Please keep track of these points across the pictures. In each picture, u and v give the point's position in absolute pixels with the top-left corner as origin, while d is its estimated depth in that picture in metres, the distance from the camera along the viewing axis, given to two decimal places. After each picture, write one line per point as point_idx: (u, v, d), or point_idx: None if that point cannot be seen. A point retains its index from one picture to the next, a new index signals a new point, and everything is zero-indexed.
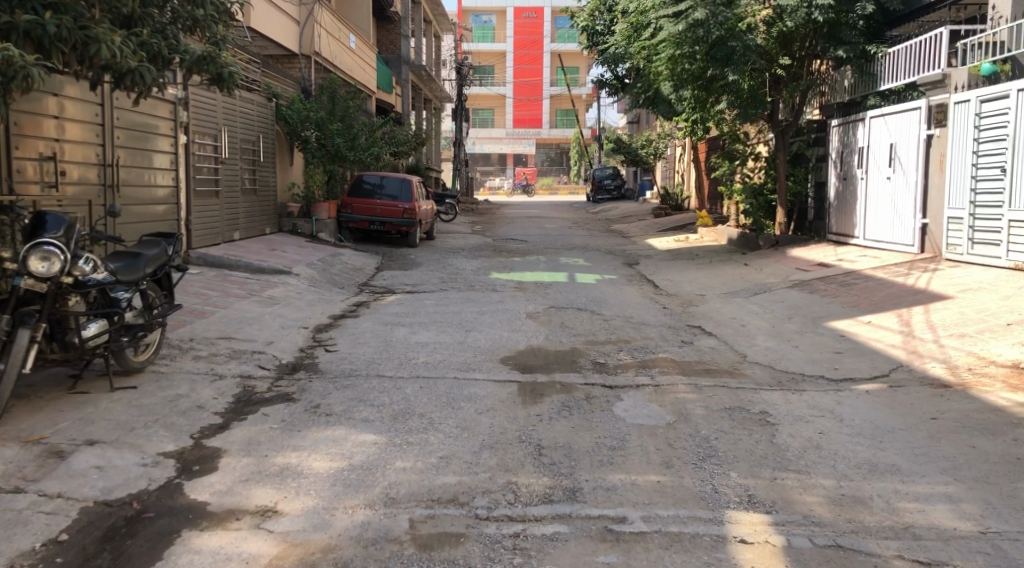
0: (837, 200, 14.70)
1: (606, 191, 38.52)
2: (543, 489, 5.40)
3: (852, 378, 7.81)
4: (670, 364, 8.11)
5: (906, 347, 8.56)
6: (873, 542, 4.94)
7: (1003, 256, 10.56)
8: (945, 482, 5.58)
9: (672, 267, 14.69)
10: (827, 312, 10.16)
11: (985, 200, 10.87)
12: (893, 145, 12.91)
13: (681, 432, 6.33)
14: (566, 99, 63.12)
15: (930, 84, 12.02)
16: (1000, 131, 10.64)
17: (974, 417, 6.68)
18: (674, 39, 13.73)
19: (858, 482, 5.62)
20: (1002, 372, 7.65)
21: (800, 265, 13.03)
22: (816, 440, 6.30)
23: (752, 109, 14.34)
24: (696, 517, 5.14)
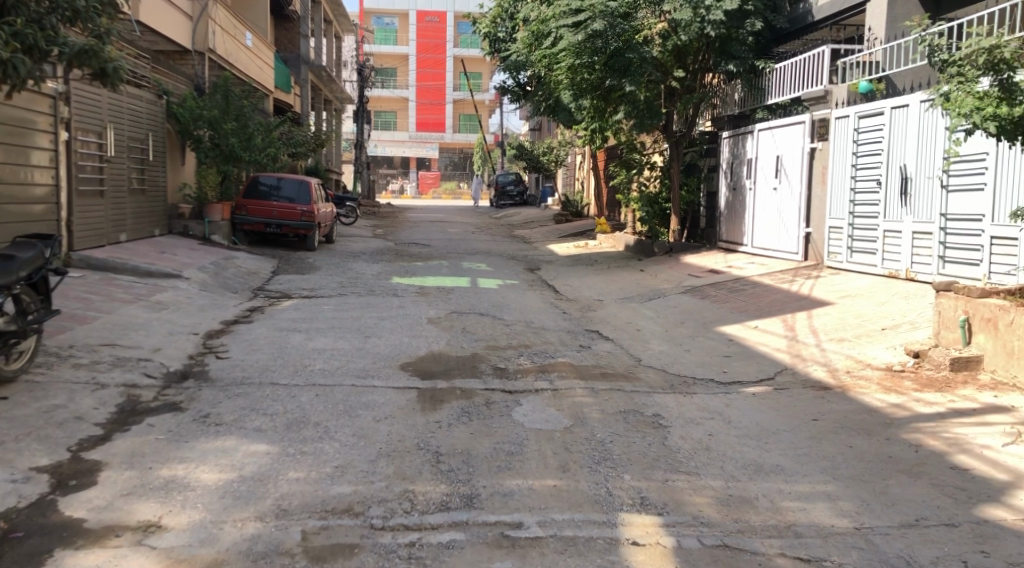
0: (727, 209, 15.18)
1: (509, 196, 38.70)
2: (440, 496, 5.42)
3: (741, 381, 8.10)
4: (569, 368, 8.24)
5: (791, 351, 8.92)
6: (757, 541, 5.13)
7: (878, 264, 11.10)
8: (825, 481, 5.85)
9: (572, 272, 14.92)
10: (719, 317, 10.50)
11: (863, 211, 11.42)
12: (779, 157, 13.42)
13: (578, 436, 6.45)
14: (469, 104, 63.47)
15: (812, 100, 12.49)
16: (876, 146, 11.16)
17: (851, 418, 7.01)
18: (573, 49, 13.93)
19: (745, 482, 5.84)
20: (877, 374, 8.06)
21: (694, 271, 13.44)
22: (706, 442, 6.51)
23: (649, 120, 14.62)
24: (591, 520, 5.24)
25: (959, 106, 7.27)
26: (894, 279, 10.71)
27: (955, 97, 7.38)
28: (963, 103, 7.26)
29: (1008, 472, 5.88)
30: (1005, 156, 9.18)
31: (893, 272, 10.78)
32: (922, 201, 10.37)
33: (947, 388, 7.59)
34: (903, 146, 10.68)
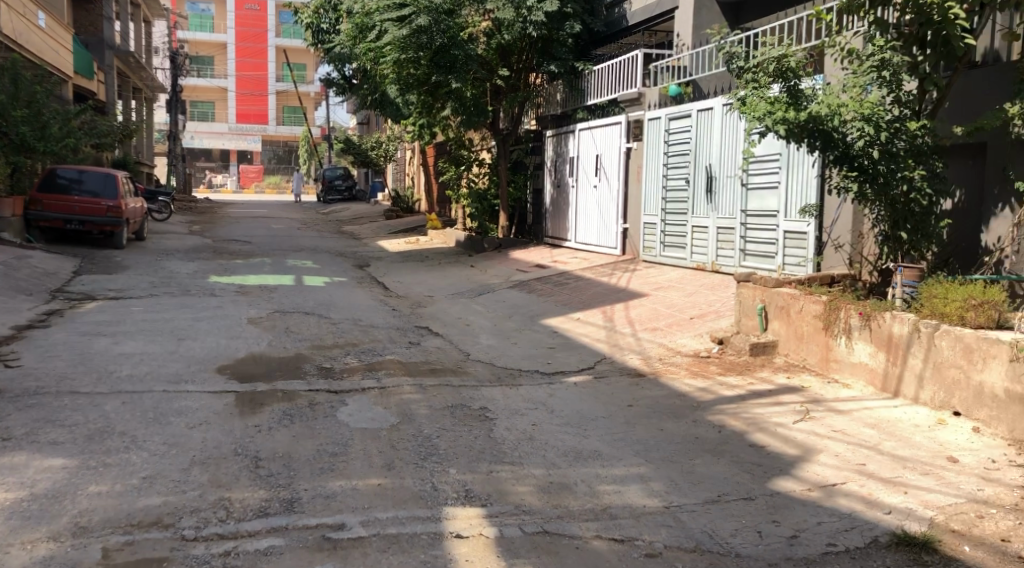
0: (552, 206, 15.74)
1: (336, 191, 38.09)
2: (259, 502, 5.37)
3: (563, 370, 8.41)
4: (396, 366, 8.30)
5: (610, 341, 9.33)
6: (576, 525, 5.33)
7: (688, 257, 11.85)
8: (639, 464, 6.17)
9: (402, 268, 14.95)
10: (544, 310, 10.82)
11: (674, 208, 12.10)
12: (598, 156, 14.06)
13: (404, 433, 6.53)
14: (292, 96, 62.22)
15: (627, 101, 13.22)
16: (685, 146, 11.83)
17: (664, 402, 7.42)
18: (398, 43, 13.93)
19: (565, 469, 6.08)
20: (686, 361, 8.64)
21: (521, 266, 13.77)
22: (529, 432, 6.73)
23: (476, 117, 14.85)
24: (415, 516, 5.33)
25: (754, 111, 8.23)
26: (702, 271, 11.49)
27: (751, 101, 8.35)
28: (756, 108, 8.21)
29: (798, 447, 6.41)
30: (794, 159, 9.96)
31: (701, 264, 11.57)
32: (725, 198, 11.09)
33: (747, 370, 8.31)
34: (708, 147, 11.37)
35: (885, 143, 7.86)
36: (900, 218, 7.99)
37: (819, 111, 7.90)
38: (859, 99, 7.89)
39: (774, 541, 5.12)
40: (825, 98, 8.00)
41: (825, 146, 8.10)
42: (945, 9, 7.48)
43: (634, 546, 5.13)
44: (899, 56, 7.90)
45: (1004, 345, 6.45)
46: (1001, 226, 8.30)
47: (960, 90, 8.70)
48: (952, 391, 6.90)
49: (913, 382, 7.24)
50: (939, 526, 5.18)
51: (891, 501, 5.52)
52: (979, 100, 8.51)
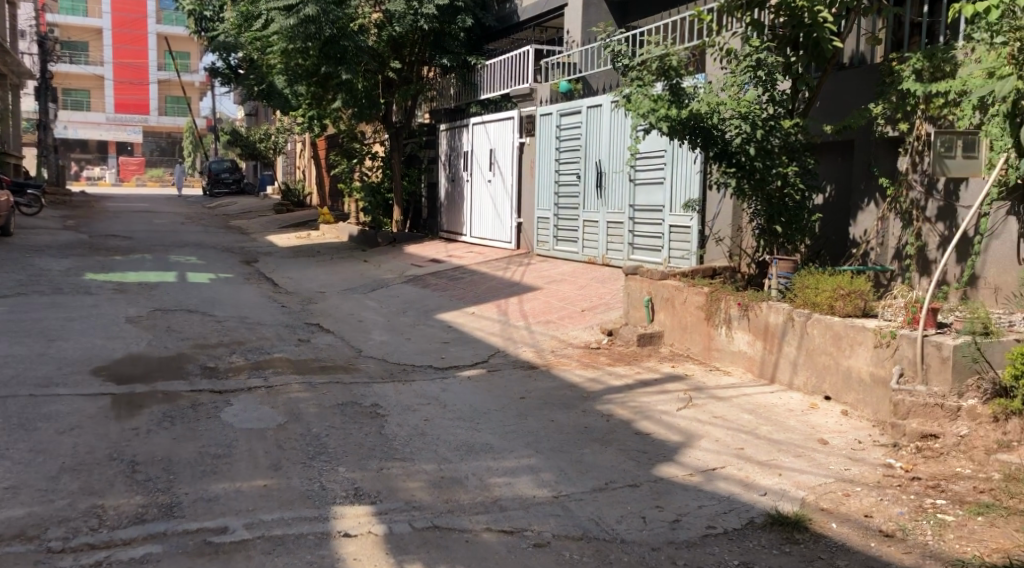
0: (446, 200, 15.76)
1: (222, 183, 37.05)
2: (135, 508, 5.20)
3: (456, 365, 8.41)
4: (286, 364, 8.15)
5: (503, 334, 9.39)
6: (465, 519, 5.33)
7: (579, 250, 12.04)
8: (529, 455, 6.22)
9: (292, 264, 14.68)
10: (437, 304, 10.80)
11: (565, 202, 12.26)
12: (492, 150, 14.15)
13: (291, 432, 6.42)
14: (175, 85, 60.39)
15: (520, 97, 13.38)
16: (575, 142, 12.00)
17: (555, 394, 7.51)
18: (285, 33, 13.64)
19: (455, 463, 6.08)
20: (577, 352, 8.78)
21: (415, 261, 13.71)
22: (421, 427, 6.71)
23: (367, 110, 14.70)
24: (301, 517, 5.25)
25: (638, 108, 8.35)
26: (593, 264, 11.71)
27: (635, 99, 8.46)
28: (641, 105, 8.34)
29: (681, 434, 6.59)
30: (678, 155, 10.23)
31: (592, 258, 11.77)
32: (613, 193, 11.31)
33: (634, 360, 8.48)
34: (597, 142, 11.56)
35: (761, 140, 8.14)
36: (776, 213, 8.34)
37: (699, 110, 8.13)
38: (736, 98, 8.20)
39: (657, 526, 5.24)
40: (705, 96, 8.30)
41: (705, 144, 8.35)
42: (814, 12, 7.83)
43: (522, 536, 5.16)
44: (773, 56, 8.23)
45: (869, 332, 6.82)
46: (867, 220, 8.74)
47: (830, 91, 9.13)
48: (824, 376, 7.22)
49: (787, 368, 7.54)
50: (809, 505, 5.41)
51: (765, 483, 5.74)
52: (847, 99, 8.93)
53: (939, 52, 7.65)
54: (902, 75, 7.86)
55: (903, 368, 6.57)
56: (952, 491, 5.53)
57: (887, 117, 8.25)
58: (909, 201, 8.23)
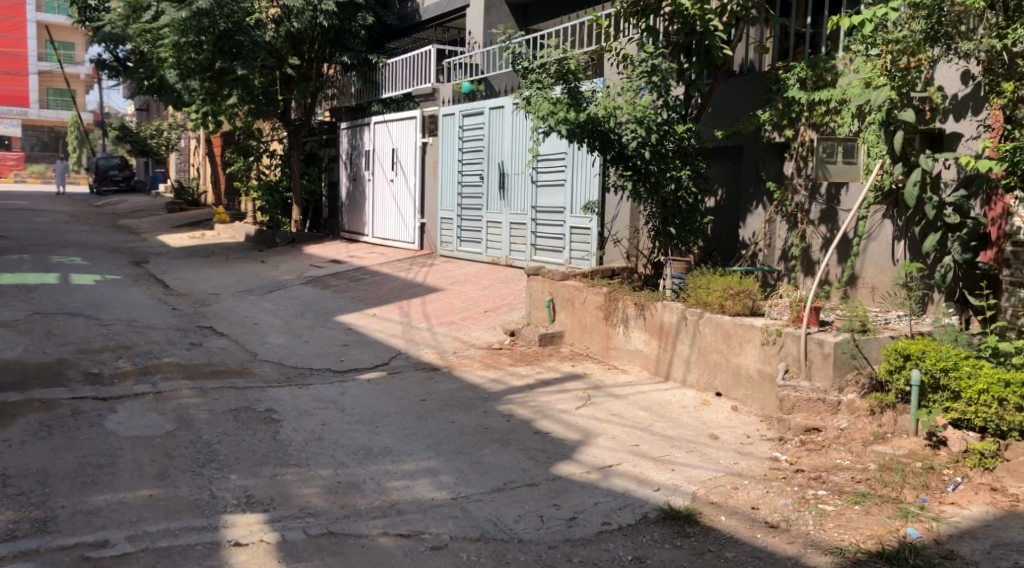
0: (347, 200, 15.61)
1: (111, 181, 35.81)
2: (8, 525, 4.99)
3: (355, 368, 8.33)
4: (177, 368, 7.92)
5: (404, 336, 9.35)
6: (362, 524, 5.28)
7: (482, 251, 12.09)
8: (428, 457, 6.21)
9: (185, 265, 14.29)
10: (337, 306, 10.67)
11: (468, 203, 12.29)
12: (394, 150, 14.08)
13: (180, 440, 6.25)
14: (59, 77, 58.04)
15: (422, 96, 13.34)
16: (477, 143, 12.04)
17: (456, 395, 7.51)
18: (176, 27, 13.21)
19: (353, 467, 6.02)
20: (479, 353, 8.80)
21: (315, 261, 13.52)
22: (318, 432, 6.62)
23: (265, 106, 14.58)
24: (188, 527, 5.11)
25: (537, 110, 8.41)
26: (496, 265, 11.77)
27: (534, 101, 8.52)
28: (540, 108, 8.40)
29: (578, 432, 6.68)
30: (577, 158, 10.37)
31: (495, 258, 11.83)
32: (515, 194, 11.39)
33: (535, 360, 8.55)
34: (498, 144, 11.62)
35: (655, 144, 8.33)
36: (670, 215, 8.57)
37: (596, 113, 8.25)
38: (632, 103, 8.34)
39: (554, 524, 5.30)
40: (602, 99, 8.36)
41: (603, 147, 8.47)
42: (706, 20, 8.11)
43: (419, 539, 5.14)
44: (667, 62, 8.33)
45: (756, 330, 7.05)
46: (755, 222, 9.01)
47: (720, 96, 9.38)
48: (715, 373, 7.43)
49: (681, 365, 7.73)
50: (699, 499, 5.56)
51: (658, 478, 5.87)
52: (736, 105, 9.19)
53: (821, 62, 8.05)
54: (788, 82, 8.30)
55: (788, 365, 6.84)
56: (833, 482, 5.77)
57: (774, 122, 8.56)
58: (794, 204, 8.53)
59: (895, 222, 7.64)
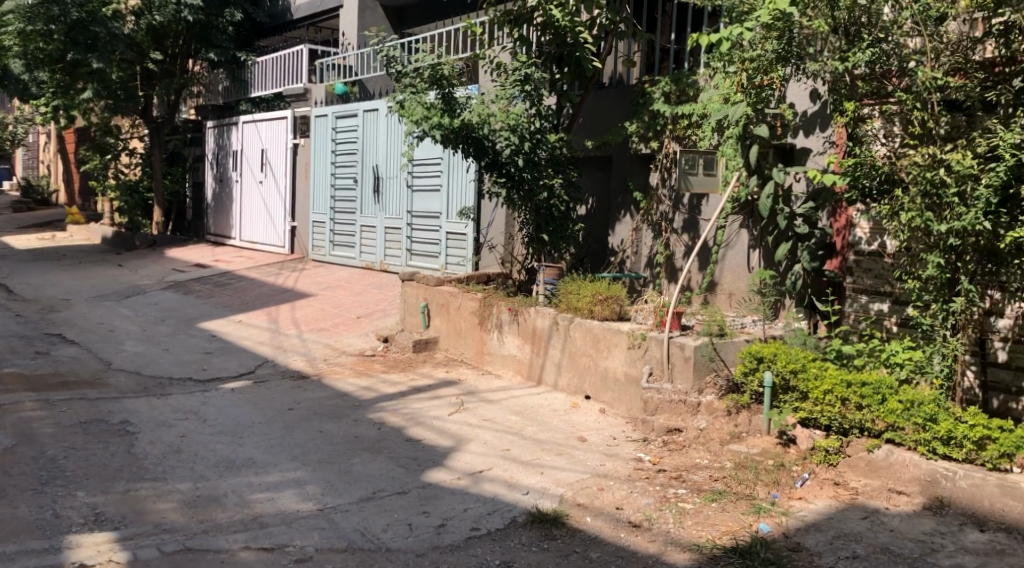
0: (213, 202, 15.28)
1: None
2: None
3: (219, 377, 8.14)
4: (19, 381, 7.55)
5: (272, 343, 9.20)
6: (221, 539, 5.18)
7: (356, 256, 12.02)
8: (294, 468, 6.15)
9: (33, 269, 13.62)
10: (200, 312, 10.40)
11: (341, 207, 12.20)
12: (263, 150, 13.85)
13: (22, 456, 6.00)
14: None
15: (294, 97, 13.23)
16: (350, 146, 11.96)
17: (325, 403, 7.47)
18: (23, 13, 12.87)
19: (214, 481, 5.91)
20: (351, 360, 8.76)
21: (178, 265, 13.14)
22: (177, 444, 6.46)
23: (125, 104, 14.06)
24: (27, 549, 4.91)
25: (410, 114, 8.41)
26: (370, 270, 11.72)
27: (408, 105, 8.52)
28: (414, 112, 8.40)
29: (451, 438, 6.76)
30: (452, 163, 10.44)
31: (369, 263, 11.78)
32: (390, 198, 11.38)
33: (409, 367, 8.58)
34: (372, 147, 11.59)
35: (528, 152, 8.51)
36: (543, 222, 8.72)
37: (470, 119, 8.28)
38: (505, 111, 8.46)
39: (422, 532, 5.35)
40: (475, 106, 8.43)
41: (477, 154, 8.53)
42: (576, 32, 8.26)
43: (282, 552, 5.09)
44: (540, 72, 8.53)
45: (623, 335, 7.29)
46: (623, 230, 9.31)
47: (590, 107, 9.65)
48: (584, 377, 7.64)
49: (552, 369, 7.91)
50: (567, 501, 5.72)
51: (527, 482, 6.00)
52: (606, 117, 9.48)
53: (685, 77, 8.35)
54: (653, 96, 8.56)
55: (652, 368, 7.09)
56: (692, 481, 6.00)
57: (641, 134, 8.82)
58: (658, 214, 8.85)
59: (750, 231, 8.07)
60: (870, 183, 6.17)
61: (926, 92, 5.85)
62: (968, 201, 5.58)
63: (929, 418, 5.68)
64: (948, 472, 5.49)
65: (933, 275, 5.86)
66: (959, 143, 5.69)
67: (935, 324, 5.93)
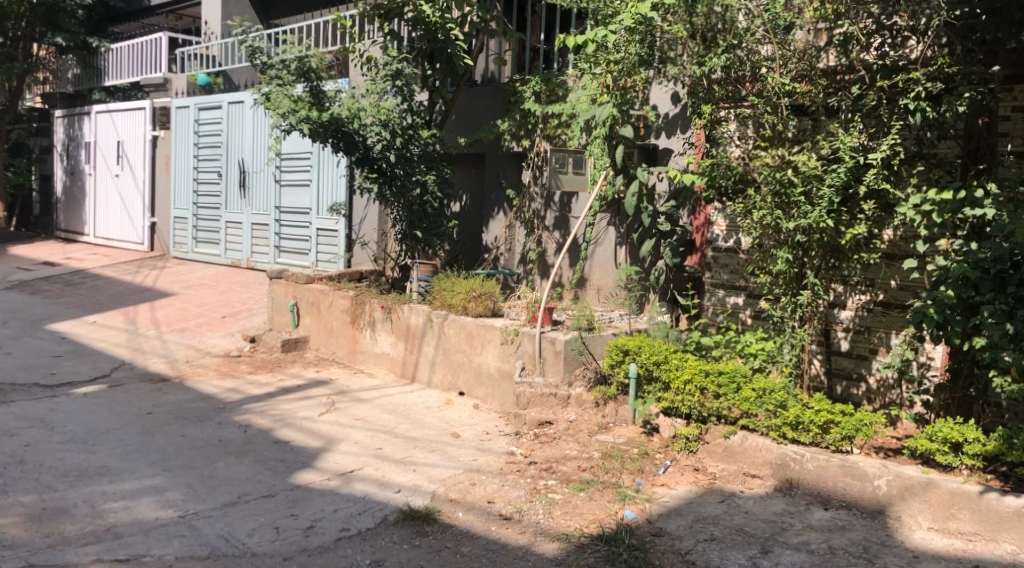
0: (64, 196, 14.69)
1: None
2: None
3: (70, 382, 7.83)
4: None
5: (129, 345, 8.92)
6: (71, 553, 5.03)
7: (221, 253, 11.76)
8: (152, 475, 6.00)
9: None
10: (50, 314, 9.96)
11: (206, 202, 11.91)
12: (119, 143, 13.37)
13: None
14: None
15: (152, 87, 12.79)
16: (214, 139, 11.67)
17: (185, 407, 7.30)
18: None
19: (64, 491, 5.71)
20: (215, 361, 8.58)
21: (24, 264, 12.54)
22: (21, 454, 6.21)
23: None
24: None
25: (277, 107, 8.29)
26: (236, 268, 11.50)
27: (274, 97, 8.39)
28: (279, 105, 8.29)
29: (321, 439, 6.73)
30: (322, 158, 10.34)
31: (236, 261, 11.55)
32: (257, 193, 11.17)
33: (277, 367, 8.47)
34: (238, 140, 11.36)
35: (400, 148, 8.51)
36: (416, 219, 8.69)
37: (339, 114, 8.24)
38: (376, 105, 8.46)
39: (289, 535, 5.33)
40: (345, 100, 8.42)
41: (347, 149, 8.53)
42: (447, 30, 8.25)
43: (138, 563, 4.97)
44: (411, 67, 8.57)
45: (497, 331, 7.41)
46: (497, 227, 9.46)
47: (463, 104, 9.73)
48: (458, 373, 7.73)
49: (426, 367, 7.97)
50: (439, 498, 5.80)
51: (399, 480, 6.05)
52: (478, 114, 9.58)
53: (554, 77, 8.55)
54: (525, 95, 8.72)
55: (524, 362, 7.25)
56: (561, 471, 6.15)
57: (513, 132, 9.02)
58: (531, 211, 9.03)
59: (617, 229, 8.34)
60: (726, 182, 6.44)
61: (776, 96, 6.14)
62: (813, 200, 5.92)
63: (779, 405, 5.96)
64: (796, 455, 5.79)
65: (782, 270, 6.21)
66: (806, 145, 6.01)
67: (785, 315, 6.29)
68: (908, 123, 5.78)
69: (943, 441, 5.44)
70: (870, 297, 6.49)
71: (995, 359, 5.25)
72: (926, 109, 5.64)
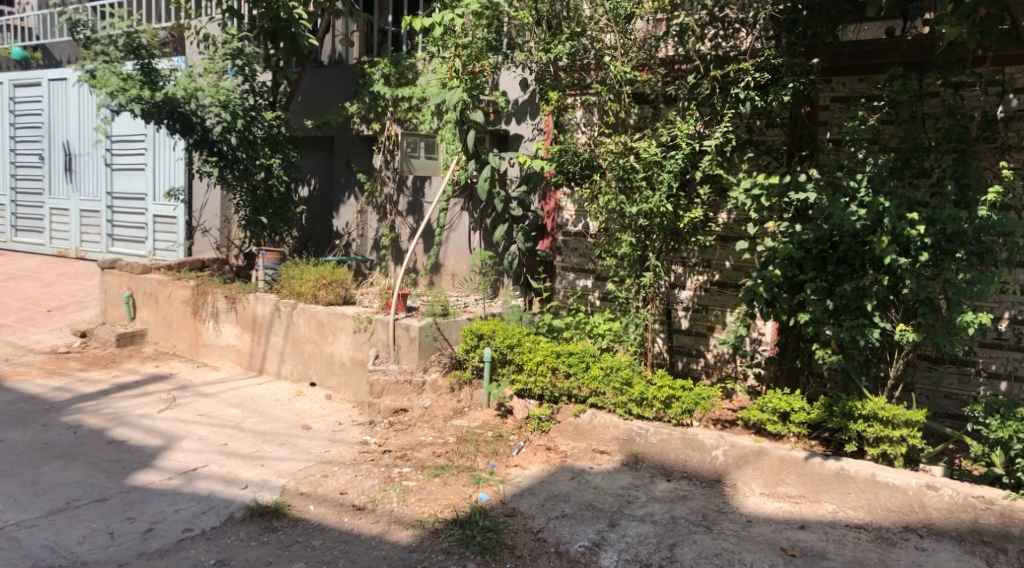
0: None
1: None
2: None
3: None
4: None
5: None
6: None
7: (46, 242, 11.14)
8: None
9: None
10: None
11: (26, 187, 11.23)
12: None
13: None
14: None
15: None
16: (35, 119, 11.00)
17: (5, 409, 6.89)
18: None
19: None
20: (40, 359, 8.13)
21: None
22: None
23: None
24: None
25: (105, 85, 7.88)
26: (64, 258, 10.92)
27: (100, 75, 7.97)
28: (107, 82, 7.89)
29: (161, 437, 6.50)
30: (158, 141, 9.91)
31: (63, 250, 10.96)
32: (84, 177, 10.61)
33: (112, 363, 8.12)
34: (63, 121, 10.76)
35: (241, 130, 8.19)
36: (261, 204, 8.46)
37: (174, 94, 7.93)
38: (215, 85, 8.09)
39: (126, 539, 5.15)
40: (180, 79, 8.08)
41: (185, 130, 8.24)
42: (290, 9, 8.14)
43: None
44: (252, 46, 8.30)
45: (349, 319, 7.33)
46: (348, 213, 9.32)
47: (309, 86, 9.53)
48: (309, 363, 7.63)
49: (275, 358, 7.81)
50: (289, 491, 5.72)
51: (246, 476, 5.93)
52: (324, 96, 9.41)
53: (403, 60, 8.50)
54: (373, 77, 8.61)
55: (378, 350, 7.19)
56: (416, 459, 6.17)
57: (362, 115, 8.91)
58: (383, 196, 8.96)
59: (471, 214, 8.38)
60: (573, 168, 6.56)
61: (618, 85, 6.35)
62: (654, 185, 6.11)
63: (625, 382, 6.16)
64: (642, 430, 6.03)
65: (627, 253, 6.43)
66: (647, 132, 6.22)
67: (630, 296, 6.53)
68: (739, 112, 6.02)
69: (772, 411, 5.78)
70: (707, 277, 6.82)
71: (817, 332, 5.67)
72: (754, 98, 5.88)
